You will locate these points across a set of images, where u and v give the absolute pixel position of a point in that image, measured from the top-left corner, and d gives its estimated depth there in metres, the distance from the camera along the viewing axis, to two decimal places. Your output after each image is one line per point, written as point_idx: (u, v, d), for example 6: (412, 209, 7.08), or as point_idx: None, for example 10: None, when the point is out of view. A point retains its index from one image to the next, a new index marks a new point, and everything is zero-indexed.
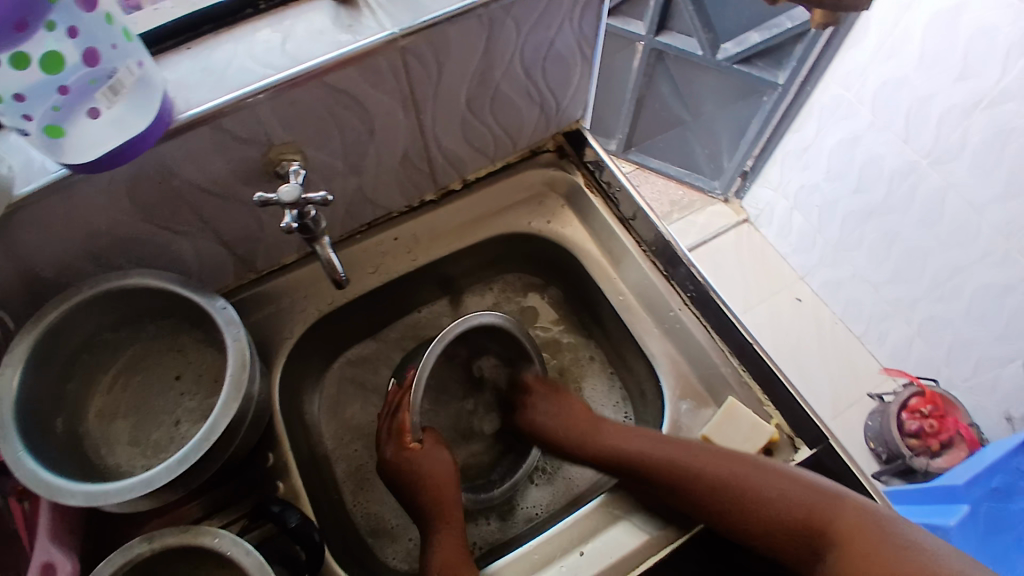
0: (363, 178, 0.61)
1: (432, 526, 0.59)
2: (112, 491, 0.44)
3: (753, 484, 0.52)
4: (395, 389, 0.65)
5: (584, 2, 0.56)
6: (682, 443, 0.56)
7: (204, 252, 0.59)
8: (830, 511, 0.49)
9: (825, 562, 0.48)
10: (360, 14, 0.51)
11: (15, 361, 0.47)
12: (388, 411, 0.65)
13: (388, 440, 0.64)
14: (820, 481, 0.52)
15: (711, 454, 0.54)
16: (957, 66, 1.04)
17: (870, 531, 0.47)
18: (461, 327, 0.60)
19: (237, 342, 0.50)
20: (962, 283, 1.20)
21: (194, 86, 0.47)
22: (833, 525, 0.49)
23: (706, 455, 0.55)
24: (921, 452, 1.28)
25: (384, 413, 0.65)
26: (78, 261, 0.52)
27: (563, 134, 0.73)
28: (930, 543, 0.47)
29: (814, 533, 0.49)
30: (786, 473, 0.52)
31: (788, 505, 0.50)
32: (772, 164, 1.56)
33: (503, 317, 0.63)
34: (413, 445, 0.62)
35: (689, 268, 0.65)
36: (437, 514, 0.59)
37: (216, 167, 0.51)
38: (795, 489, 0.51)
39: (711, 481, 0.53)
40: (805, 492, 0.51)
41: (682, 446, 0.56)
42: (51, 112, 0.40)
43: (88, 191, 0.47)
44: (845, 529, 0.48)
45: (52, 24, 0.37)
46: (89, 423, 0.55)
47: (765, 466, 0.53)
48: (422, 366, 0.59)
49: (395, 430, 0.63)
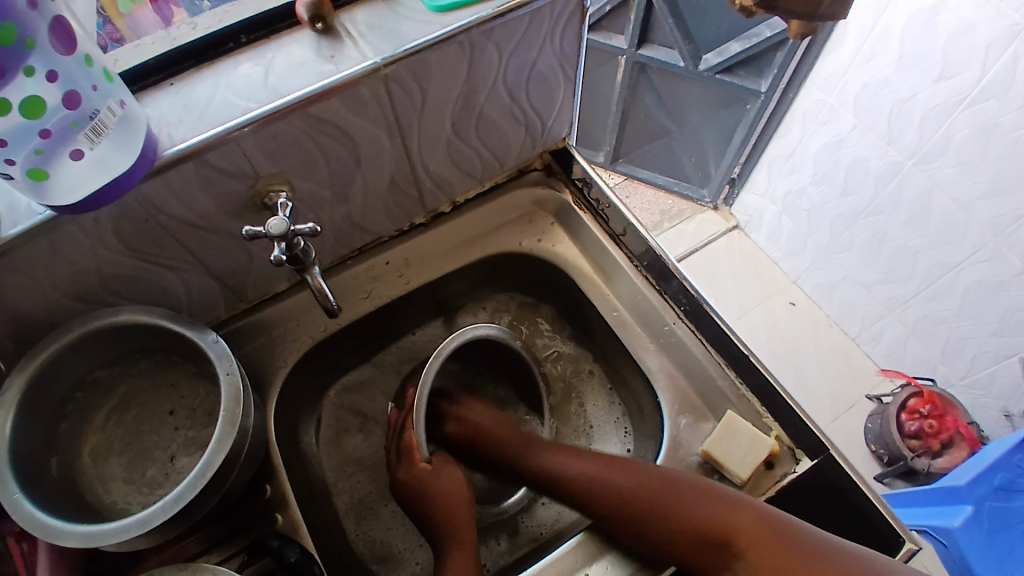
0: (351, 205, 0.61)
1: (447, 546, 0.58)
2: (109, 531, 0.43)
3: (662, 499, 0.54)
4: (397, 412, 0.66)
5: (563, 23, 0.56)
6: (598, 464, 0.59)
7: (194, 286, 0.59)
8: (731, 524, 0.51)
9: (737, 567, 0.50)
10: (342, 44, 0.51)
11: (7, 406, 0.46)
12: (396, 431, 0.65)
13: (399, 460, 0.63)
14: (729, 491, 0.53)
15: (623, 472, 0.57)
16: (936, 67, 1.05)
17: (769, 536, 0.49)
18: (454, 343, 0.60)
19: (230, 376, 0.49)
20: (953, 280, 1.21)
21: (178, 122, 0.47)
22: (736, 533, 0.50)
23: (618, 474, 0.57)
24: (922, 452, 1.28)
25: (392, 434, 0.65)
26: (67, 300, 0.52)
27: (549, 152, 0.73)
28: (832, 546, 0.48)
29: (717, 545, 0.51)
30: (696, 489, 0.54)
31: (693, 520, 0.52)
32: (759, 170, 1.57)
33: (501, 331, 0.64)
34: (424, 465, 0.62)
35: (681, 282, 0.65)
36: (451, 533, 0.59)
37: (203, 202, 0.51)
38: (701, 503, 0.53)
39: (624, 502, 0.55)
40: (711, 505, 0.52)
41: (600, 465, 0.59)
42: (33, 156, 0.39)
43: (74, 231, 0.46)
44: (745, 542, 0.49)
45: (31, 69, 0.37)
46: (83, 462, 0.54)
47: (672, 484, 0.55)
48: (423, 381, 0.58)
49: (404, 450, 0.63)
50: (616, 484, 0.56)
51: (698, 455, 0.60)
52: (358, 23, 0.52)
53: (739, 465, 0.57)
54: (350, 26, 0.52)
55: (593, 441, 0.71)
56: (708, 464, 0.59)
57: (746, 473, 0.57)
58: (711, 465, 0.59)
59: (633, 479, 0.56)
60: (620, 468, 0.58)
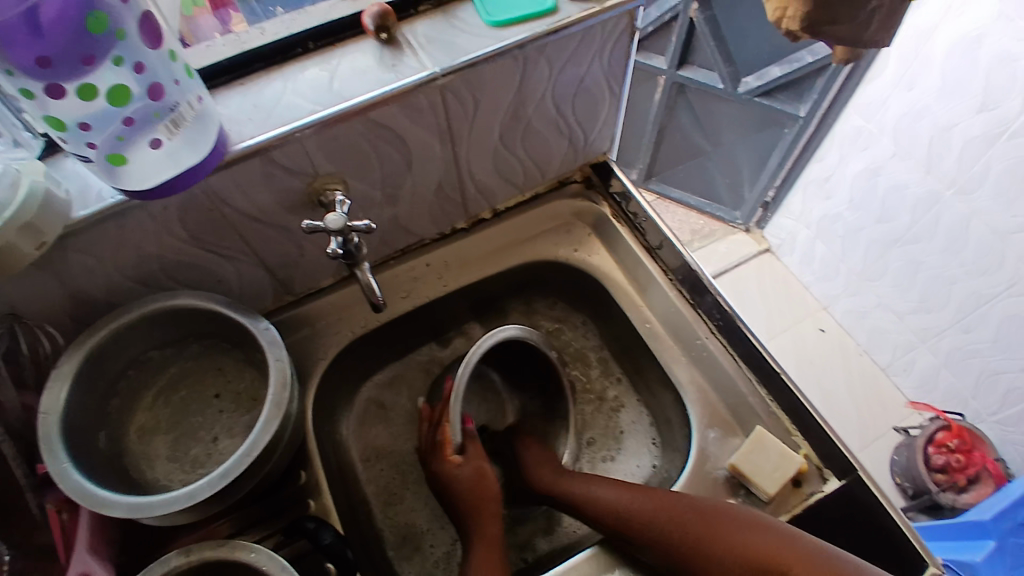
0: (399, 207, 0.64)
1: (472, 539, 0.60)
2: (155, 503, 0.46)
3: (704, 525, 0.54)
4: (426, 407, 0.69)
5: (612, 41, 0.58)
6: (643, 493, 0.58)
7: (246, 277, 0.61)
8: (784, 558, 0.50)
9: None
10: (403, 54, 0.54)
11: (64, 377, 0.50)
12: (431, 427, 0.67)
13: (434, 453, 0.65)
14: (784, 527, 0.52)
15: (671, 504, 0.56)
16: (977, 98, 1.05)
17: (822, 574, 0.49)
18: (489, 342, 0.61)
19: (279, 362, 0.52)
20: (988, 313, 1.19)
21: (246, 120, 0.50)
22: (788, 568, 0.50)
23: (665, 510, 0.56)
24: (948, 487, 1.26)
25: (426, 430, 0.67)
26: (130, 283, 0.55)
27: (590, 165, 0.75)
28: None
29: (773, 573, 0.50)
30: (748, 520, 0.53)
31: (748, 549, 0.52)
32: (794, 194, 1.57)
33: (520, 330, 0.64)
34: (454, 458, 0.64)
35: (715, 297, 0.66)
36: (476, 525, 0.61)
37: (262, 197, 0.54)
38: (753, 534, 0.52)
39: (668, 526, 0.55)
40: (762, 535, 0.52)
41: (642, 496, 0.58)
42: (114, 141, 0.42)
43: (142, 218, 0.50)
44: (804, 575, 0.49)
45: (119, 60, 0.40)
46: (130, 439, 0.57)
47: (721, 517, 0.54)
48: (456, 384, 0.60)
49: (437, 443, 0.65)
50: (638, 506, 0.57)
51: (725, 468, 0.61)
52: (418, 35, 0.55)
53: (766, 480, 0.58)
54: (410, 37, 0.55)
55: (621, 446, 0.72)
56: (735, 478, 0.60)
57: (773, 488, 0.57)
58: (738, 479, 0.60)
59: (685, 509, 0.55)
60: (655, 493, 0.57)
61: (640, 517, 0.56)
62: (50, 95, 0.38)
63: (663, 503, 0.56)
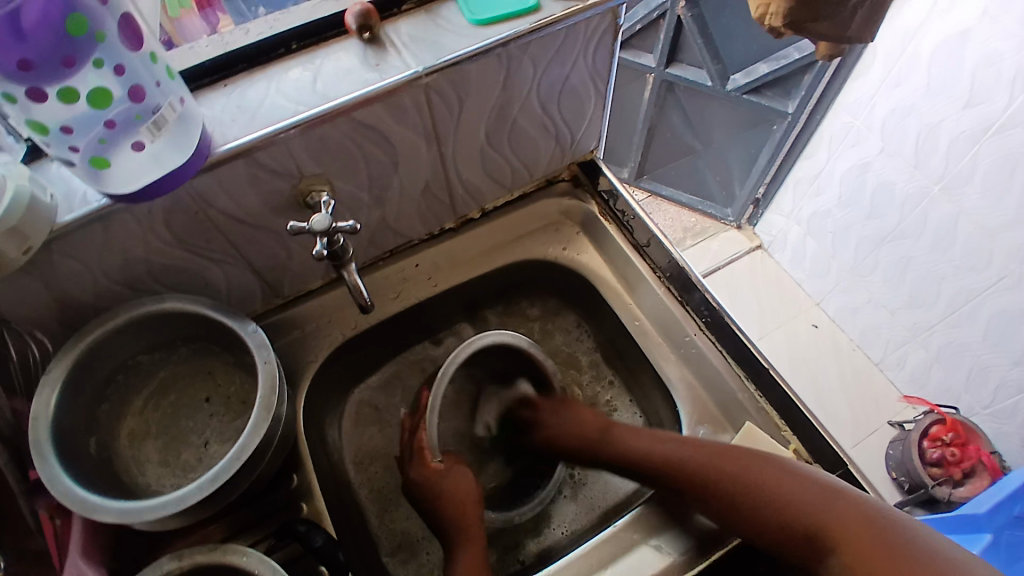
0: (387, 208, 0.64)
1: (455, 543, 0.59)
2: (146, 507, 0.45)
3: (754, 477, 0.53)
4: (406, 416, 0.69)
5: (597, 39, 0.58)
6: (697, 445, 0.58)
7: (234, 280, 0.61)
8: (832, 519, 0.48)
9: (829, 566, 0.47)
10: (386, 54, 0.54)
11: (52, 383, 0.49)
12: (410, 433, 0.67)
13: (412, 460, 0.65)
14: (840, 488, 0.50)
15: (723, 455, 0.55)
16: (964, 94, 1.06)
17: (868, 536, 0.46)
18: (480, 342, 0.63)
19: (267, 364, 0.52)
20: (978, 308, 1.20)
21: (230, 122, 0.50)
22: (831, 526, 0.48)
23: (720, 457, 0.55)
24: (944, 480, 1.26)
25: (405, 437, 0.67)
26: (117, 287, 0.55)
27: (577, 164, 0.75)
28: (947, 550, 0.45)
29: (821, 532, 0.48)
30: (797, 473, 0.52)
31: (794, 505, 0.50)
32: (784, 191, 1.57)
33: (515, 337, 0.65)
34: (435, 465, 0.64)
35: (703, 294, 0.66)
36: (460, 530, 0.60)
37: (248, 199, 0.54)
38: (798, 491, 0.51)
39: (721, 474, 0.54)
40: (807, 492, 0.50)
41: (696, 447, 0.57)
42: (96, 144, 0.42)
43: (128, 221, 0.49)
44: (851, 535, 0.47)
45: (99, 62, 0.39)
46: (120, 444, 0.57)
47: (771, 466, 0.53)
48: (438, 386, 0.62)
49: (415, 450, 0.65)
50: (696, 458, 0.56)
51: None
52: (402, 34, 0.55)
53: None
54: (394, 37, 0.55)
55: None
56: None
57: None
58: None
59: (738, 460, 0.55)
60: (712, 447, 0.57)
61: (694, 467, 0.56)
62: (31, 99, 0.38)
63: (714, 456, 0.56)
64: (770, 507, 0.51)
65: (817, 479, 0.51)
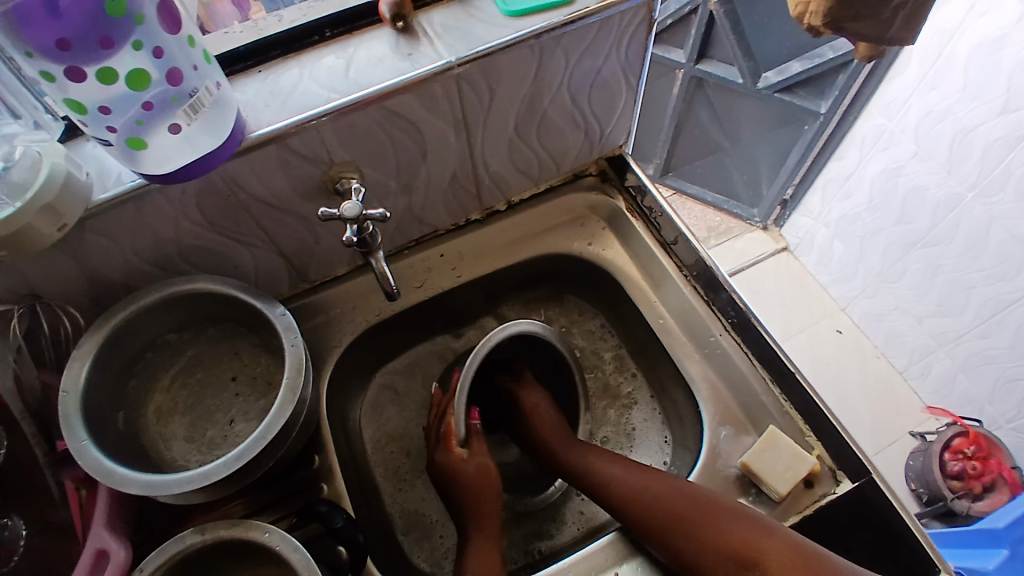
0: (414, 197, 0.64)
1: (471, 531, 0.60)
2: (171, 481, 0.46)
3: (670, 507, 0.56)
4: (441, 395, 0.68)
5: (630, 32, 0.58)
6: (640, 476, 0.60)
7: (262, 263, 0.62)
8: (758, 545, 0.51)
9: None
10: (419, 43, 0.54)
11: (83, 357, 0.51)
12: (438, 415, 0.67)
13: (437, 444, 0.65)
14: (760, 517, 0.54)
15: (657, 482, 0.58)
16: (1000, 99, 1.03)
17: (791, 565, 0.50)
18: (496, 338, 0.62)
19: (293, 348, 0.52)
20: (1006, 318, 1.17)
21: (264, 107, 0.51)
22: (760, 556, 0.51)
23: (649, 486, 0.58)
24: (963, 494, 1.24)
25: (434, 418, 0.67)
26: (148, 266, 0.56)
27: (605, 159, 0.75)
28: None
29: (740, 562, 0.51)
30: (712, 501, 0.55)
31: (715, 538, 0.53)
32: (812, 193, 1.55)
33: (540, 328, 0.65)
34: (460, 452, 0.64)
35: (730, 294, 0.65)
36: (476, 519, 0.61)
37: (280, 184, 0.54)
38: (722, 523, 0.53)
39: (652, 505, 0.57)
40: (733, 524, 0.53)
41: (634, 475, 0.60)
42: (133, 125, 0.42)
43: (161, 201, 0.50)
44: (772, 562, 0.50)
45: (138, 44, 0.40)
46: (147, 419, 0.58)
47: (692, 493, 0.56)
48: (464, 376, 0.61)
49: (442, 435, 0.65)
50: (631, 485, 0.59)
51: (736, 467, 0.60)
52: (435, 24, 0.55)
53: (778, 479, 0.57)
54: (427, 27, 0.55)
55: (634, 442, 0.71)
56: (745, 477, 0.60)
57: (785, 488, 0.57)
58: (749, 478, 0.59)
59: (665, 485, 0.58)
60: (643, 474, 0.60)
61: (631, 494, 0.59)
62: (70, 78, 0.39)
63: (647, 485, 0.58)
64: (689, 536, 0.54)
65: (737, 509, 0.54)
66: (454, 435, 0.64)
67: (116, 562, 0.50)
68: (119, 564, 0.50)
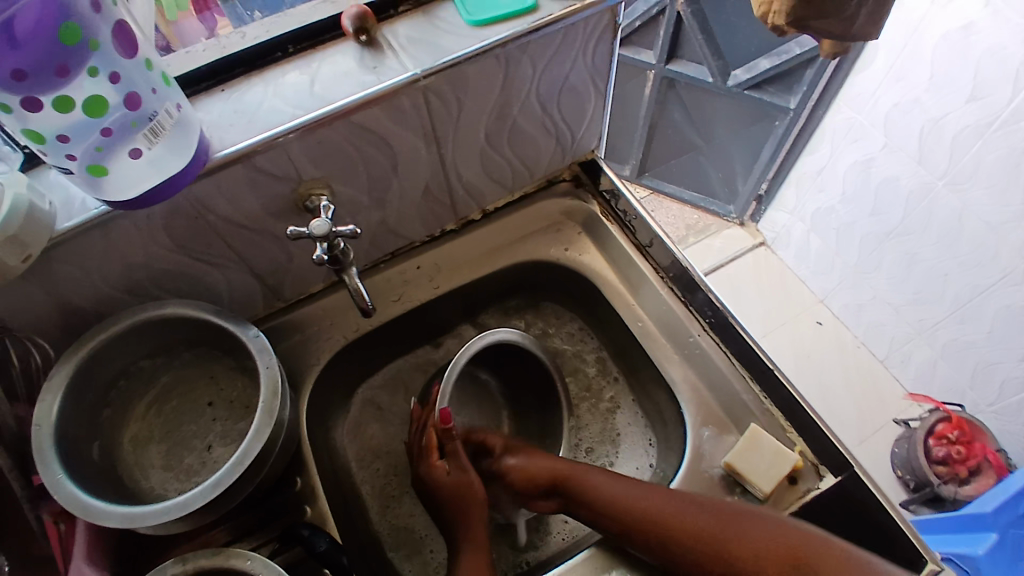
0: (387, 210, 0.64)
1: (461, 544, 0.60)
2: (149, 512, 0.45)
3: (701, 527, 0.53)
4: (419, 409, 0.68)
5: (596, 38, 0.58)
6: (652, 492, 0.57)
7: (236, 284, 0.61)
8: (795, 549, 0.51)
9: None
10: (384, 56, 0.54)
11: (55, 390, 0.49)
12: (418, 428, 0.67)
13: (419, 456, 0.65)
14: (782, 519, 0.53)
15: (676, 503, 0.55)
16: (966, 88, 1.05)
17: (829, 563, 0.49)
18: (474, 346, 0.63)
19: (269, 369, 0.52)
20: (983, 303, 1.19)
21: (229, 127, 0.50)
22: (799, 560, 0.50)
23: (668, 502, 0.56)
24: (949, 479, 1.26)
25: (414, 431, 0.67)
26: (118, 292, 0.55)
27: (578, 164, 0.75)
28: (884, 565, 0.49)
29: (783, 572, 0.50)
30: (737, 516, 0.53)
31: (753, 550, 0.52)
32: (786, 187, 1.57)
33: (514, 334, 0.66)
34: (440, 463, 0.64)
35: (707, 294, 0.66)
36: (466, 532, 0.60)
37: (248, 204, 0.54)
38: (755, 531, 0.52)
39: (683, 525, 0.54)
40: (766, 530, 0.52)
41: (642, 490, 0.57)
42: (94, 152, 0.42)
43: (127, 227, 0.49)
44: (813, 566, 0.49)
45: (94, 70, 0.39)
46: (124, 448, 0.57)
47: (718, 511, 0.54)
48: (445, 383, 0.63)
49: (423, 447, 0.65)
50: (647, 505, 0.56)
51: (720, 467, 0.60)
52: (400, 36, 0.55)
53: (762, 478, 0.58)
54: (392, 39, 0.55)
55: (619, 447, 0.71)
56: (730, 477, 0.60)
57: (769, 487, 0.57)
58: (733, 478, 0.59)
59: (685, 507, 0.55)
60: (656, 490, 0.57)
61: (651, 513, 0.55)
62: (27, 108, 0.38)
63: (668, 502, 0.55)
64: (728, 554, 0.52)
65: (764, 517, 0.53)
66: (435, 447, 0.64)
67: None
68: None
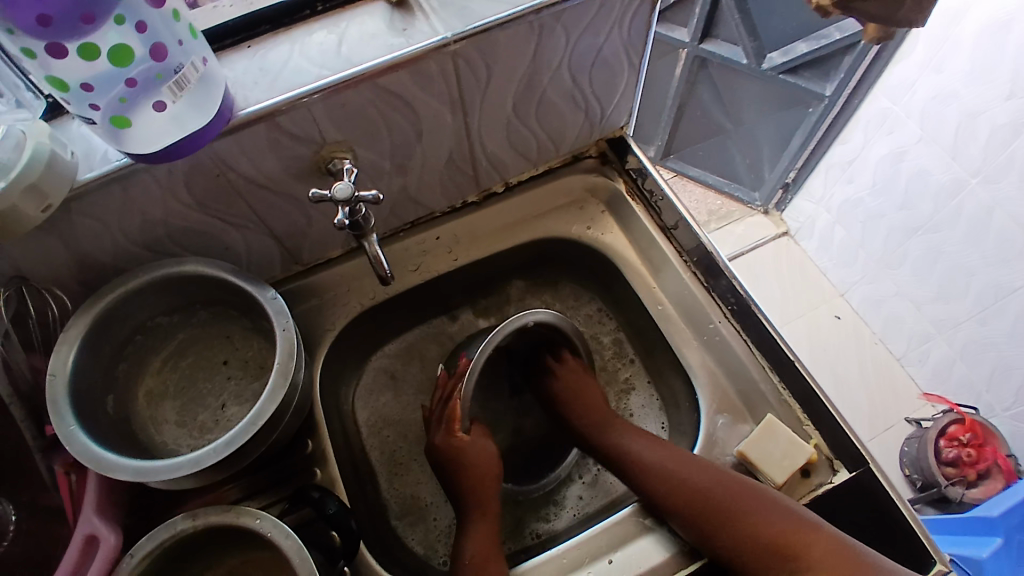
0: (409, 177, 0.63)
1: (469, 514, 0.60)
2: (161, 468, 0.45)
3: (713, 496, 0.55)
4: (446, 377, 0.66)
5: (632, 11, 0.56)
6: (676, 456, 0.59)
7: (254, 245, 0.61)
8: (803, 538, 0.51)
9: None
10: (414, 19, 0.52)
11: (70, 342, 0.49)
12: (442, 397, 0.65)
13: (440, 425, 0.64)
14: (798, 509, 0.53)
15: (700, 469, 0.57)
16: (1008, 83, 1.01)
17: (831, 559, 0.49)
18: (511, 326, 0.60)
19: (285, 332, 0.51)
20: (1007, 305, 1.16)
21: (253, 85, 0.49)
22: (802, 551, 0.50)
23: (691, 468, 0.57)
24: (958, 480, 1.25)
25: (438, 398, 0.65)
26: (137, 248, 0.55)
27: (606, 140, 0.73)
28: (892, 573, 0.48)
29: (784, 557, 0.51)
30: (753, 491, 0.54)
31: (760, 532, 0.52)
32: (815, 176, 1.53)
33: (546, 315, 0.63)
34: (461, 435, 0.63)
35: (731, 281, 0.64)
36: (476, 503, 0.60)
37: (270, 165, 0.53)
38: (767, 514, 0.53)
39: (699, 489, 0.55)
40: (777, 517, 0.52)
41: (668, 455, 0.59)
42: (117, 103, 0.41)
43: (148, 182, 0.49)
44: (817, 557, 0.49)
45: (120, 18, 0.38)
46: (137, 401, 0.58)
47: (732, 484, 0.55)
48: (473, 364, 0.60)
49: (446, 416, 0.64)
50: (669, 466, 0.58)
51: (733, 455, 0.60)
52: None
53: (775, 468, 0.57)
54: (423, 2, 0.53)
55: None
56: (742, 465, 0.59)
57: (781, 478, 0.56)
58: (746, 467, 0.59)
59: (706, 474, 0.56)
60: (681, 455, 0.59)
61: (672, 476, 0.57)
62: (51, 55, 0.37)
63: (688, 468, 0.57)
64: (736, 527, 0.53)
65: (781, 502, 0.53)
66: (457, 419, 0.63)
67: (106, 548, 0.50)
68: (109, 549, 0.50)
